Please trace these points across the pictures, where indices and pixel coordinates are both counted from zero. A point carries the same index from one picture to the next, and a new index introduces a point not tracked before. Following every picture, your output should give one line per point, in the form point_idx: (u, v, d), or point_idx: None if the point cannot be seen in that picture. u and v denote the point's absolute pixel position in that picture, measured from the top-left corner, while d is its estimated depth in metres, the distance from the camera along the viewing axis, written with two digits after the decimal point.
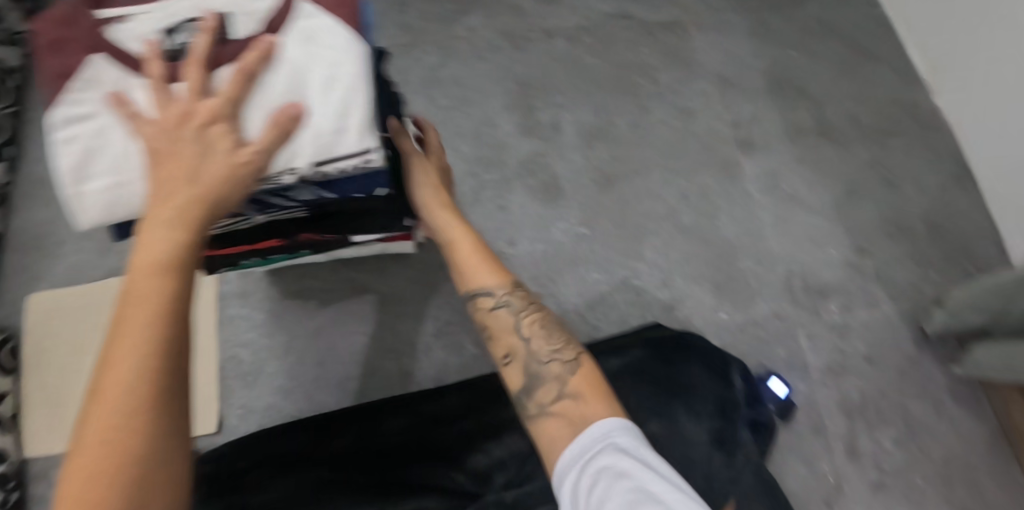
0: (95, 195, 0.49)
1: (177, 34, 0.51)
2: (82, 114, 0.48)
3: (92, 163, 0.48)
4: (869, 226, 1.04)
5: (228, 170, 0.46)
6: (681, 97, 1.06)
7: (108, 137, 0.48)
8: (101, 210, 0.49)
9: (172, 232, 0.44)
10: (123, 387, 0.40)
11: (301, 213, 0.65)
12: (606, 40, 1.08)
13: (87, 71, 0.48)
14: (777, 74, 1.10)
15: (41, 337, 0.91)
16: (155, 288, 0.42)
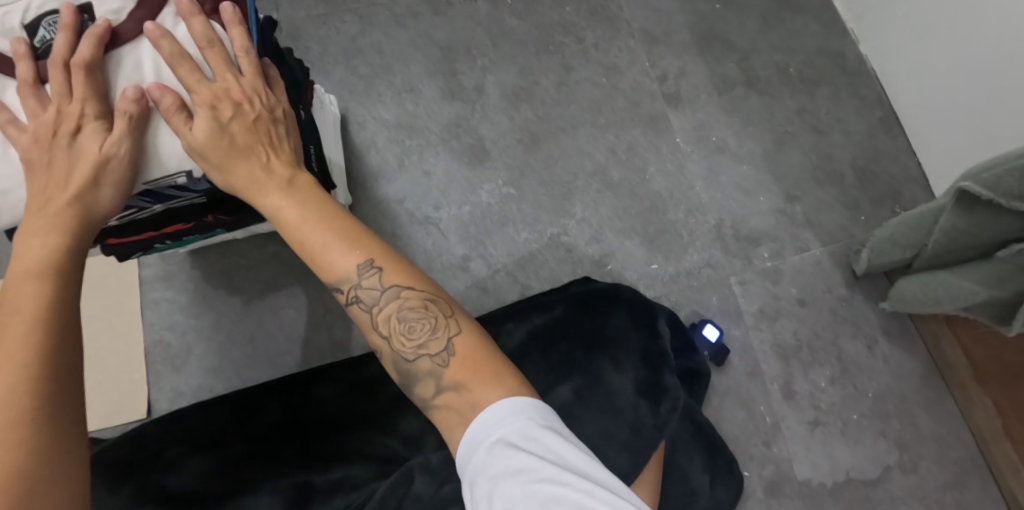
0: None
1: (40, 31, 0.51)
2: None
3: None
4: (801, 172, 1.04)
5: (97, 167, 0.48)
6: (606, 54, 1.06)
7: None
8: None
9: (49, 237, 0.46)
10: (2, 391, 0.39)
11: (201, 199, 0.62)
12: (527, 0, 1.07)
13: None
14: (702, 25, 1.09)
15: None
16: (30, 291, 0.43)
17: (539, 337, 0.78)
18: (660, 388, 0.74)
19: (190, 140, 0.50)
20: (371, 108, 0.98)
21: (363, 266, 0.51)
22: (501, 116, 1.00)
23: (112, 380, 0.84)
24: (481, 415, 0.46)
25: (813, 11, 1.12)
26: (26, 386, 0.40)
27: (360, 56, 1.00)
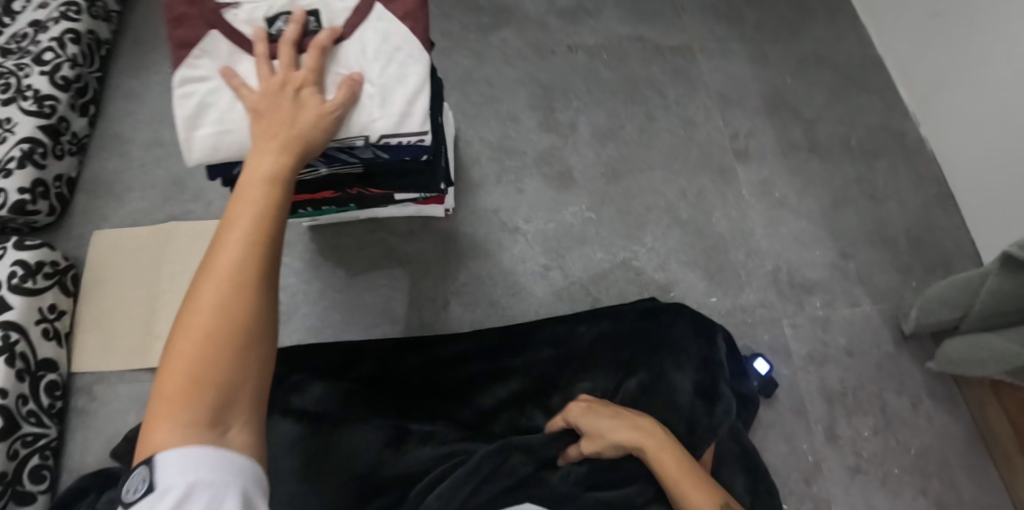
0: (203, 139, 0.68)
1: (276, 23, 0.70)
2: (201, 77, 0.68)
3: (205, 114, 0.68)
4: (854, 233, 1.13)
5: (316, 118, 0.64)
6: (685, 110, 1.18)
7: (215, 98, 0.68)
8: (205, 150, 0.68)
9: (277, 159, 0.60)
10: (234, 265, 0.52)
11: (357, 168, 0.84)
12: (621, 56, 1.21)
13: (207, 44, 0.68)
14: (773, 94, 1.20)
15: (100, 269, 1.04)
16: (261, 195, 0.57)
17: (604, 338, 0.92)
18: (713, 393, 0.83)
19: None
20: (476, 131, 1.14)
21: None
22: (588, 152, 1.14)
23: None
24: None
25: (878, 91, 1.22)
26: (251, 266, 0.53)
27: (473, 86, 1.17)
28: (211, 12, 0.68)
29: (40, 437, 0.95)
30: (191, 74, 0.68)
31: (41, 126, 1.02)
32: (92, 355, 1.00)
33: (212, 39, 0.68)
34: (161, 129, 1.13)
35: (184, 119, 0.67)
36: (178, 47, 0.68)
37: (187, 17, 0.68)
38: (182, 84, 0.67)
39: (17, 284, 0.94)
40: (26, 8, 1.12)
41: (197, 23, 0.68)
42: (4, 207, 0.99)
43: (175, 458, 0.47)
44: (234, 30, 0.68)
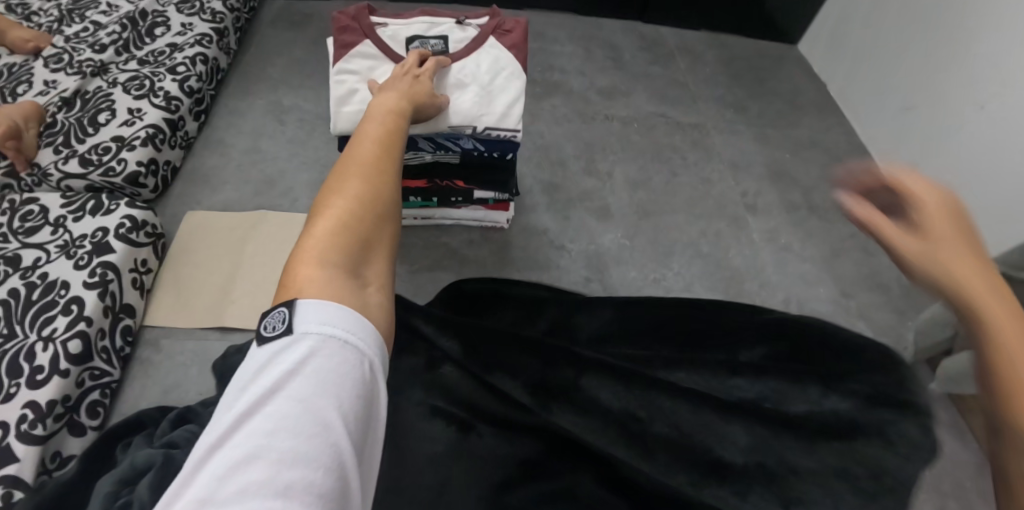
0: (346, 114, 0.91)
1: (414, 44, 0.96)
2: (353, 71, 0.93)
3: (351, 96, 0.92)
4: (852, 278, 1.29)
5: (425, 92, 0.83)
6: (703, 171, 1.40)
7: (361, 86, 0.92)
8: (346, 122, 0.91)
9: (398, 102, 0.74)
10: (374, 150, 0.62)
11: (453, 157, 1.01)
12: (649, 127, 1.47)
13: (361, 48, 0.94)
14: (774, 168, 1.46)
15: (188, 243, 1.17)
16: (390, 117, 0.69)
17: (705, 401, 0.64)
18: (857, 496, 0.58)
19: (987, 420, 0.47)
20: (529, 167, 1.33)
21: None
22: (623, 192, 1.32)
23: None
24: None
25: None
26: (390, 154, 0.63)
27: (527, 136, 1.39)
28: (368, 27, 0.96)
29: (105, 374, 0.98)
30: (346, 68, 0.93)
31: (165, 118, 1.24)
32: (167, 311, 1.08)
33: (366, 46, 0.95)
34: (259, 139, 1.33)
35: (335, 97, 0.91)
36: (340, 49, 0.95)
37: (349, 28, 0.96)
38: (338, 74, 0.93)
39: (124, 234, 1.06)
40: (164, 33, 1.38)
41: (357, 33, 0.95)
42: (121, 175, 1.15)
43: (316, 303, 0.47)
44: (382, 43, 0.95)
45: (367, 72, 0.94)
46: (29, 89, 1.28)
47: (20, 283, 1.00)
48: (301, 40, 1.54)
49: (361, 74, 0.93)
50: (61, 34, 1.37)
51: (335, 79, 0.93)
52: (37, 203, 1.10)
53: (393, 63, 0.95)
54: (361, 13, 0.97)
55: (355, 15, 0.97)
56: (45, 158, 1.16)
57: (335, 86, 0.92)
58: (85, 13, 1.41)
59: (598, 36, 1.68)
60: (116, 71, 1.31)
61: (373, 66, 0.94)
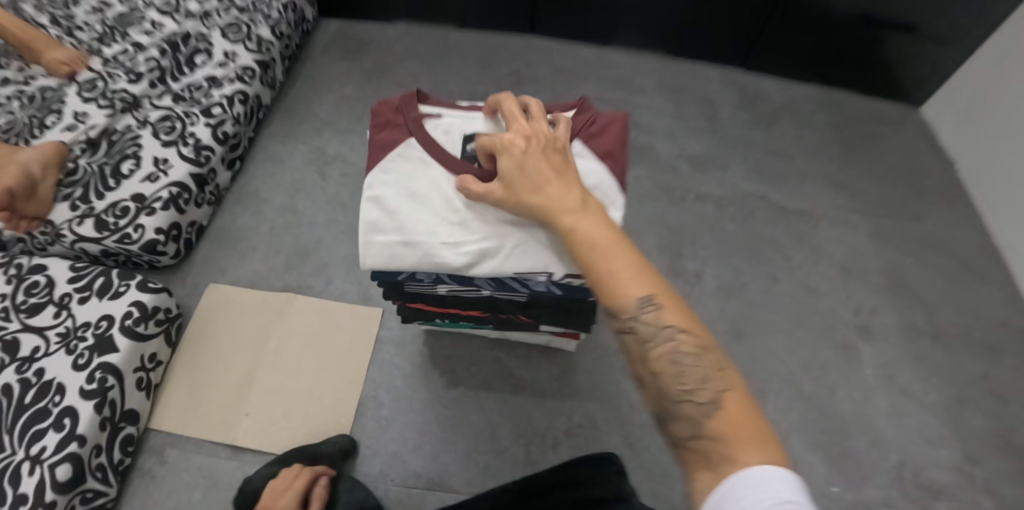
0: (379, 247, 0.72)
1: (471, 142, 0.76)
2: (390, 182, 0.74)
3: (386, 221, 0.72)
4: (981, 437, 1.05)
5: None
6: (809, 277, 1.17)
7: (400, 205, 0.73)
8: (378, 257, 0.72)
9: None
10: None
11: (520, 297, 0.79)
12: (747, 212, 1.24)
13: (402, 149, 0.76)
14: (893, 275, 1.22)
15: (206, 325, 1.04)
16: None
17: None
18: None
19: (677, 373, 0.58)
20: None
21: (647, 301, 0.58)
22: (709, 304, 1.12)
23: (327, 412, 0.96)
24: (754, 470, 0.51)
25: (1000, 286, 1.24)
26: None
27: None
28: (414, 120, 0.78)
29: (100, 495, 0.88)
30: (382, 180, 0.74)
31: (193, 173, 1.09)
32: (176, 415, 0.96)
33: (409, 146, 0.76)
34: (297, 196, 1.17)
35: (365, 221, 0.73)
36: (377, 149, 0.76)
37: (391, 123, 0.78)
38: (372, 190, 0.74)
39: (129, 326, 0.93)
40: (205, 63, 1.22)
41: (400, 129, 0.78)
42: (137, 243, 1.02)
43: None
44: (430, 142, 0.76)
45: (407, 182, 0.74)
46: (58, 120, 1.13)
47: (15, 378, 0.89)
48: (353, 74, 1.36)
49: (399, 185, 0.74)
50: (98, 55, 1.22)
51: (367, 195, 0.74)
52: (43, 273, 0.97)
53: (444, 168, 0.75)
54: (406, 101, 0.80)
55: (400, 106, 0.79)
56: (60, 215, 1.03)
57: (368, 205, 0.73)
58: (127, 30, 1.25)
59: (690, 87, 1.44)
60: (149, 107, 1.16)
61: (414, 173, 0.75)
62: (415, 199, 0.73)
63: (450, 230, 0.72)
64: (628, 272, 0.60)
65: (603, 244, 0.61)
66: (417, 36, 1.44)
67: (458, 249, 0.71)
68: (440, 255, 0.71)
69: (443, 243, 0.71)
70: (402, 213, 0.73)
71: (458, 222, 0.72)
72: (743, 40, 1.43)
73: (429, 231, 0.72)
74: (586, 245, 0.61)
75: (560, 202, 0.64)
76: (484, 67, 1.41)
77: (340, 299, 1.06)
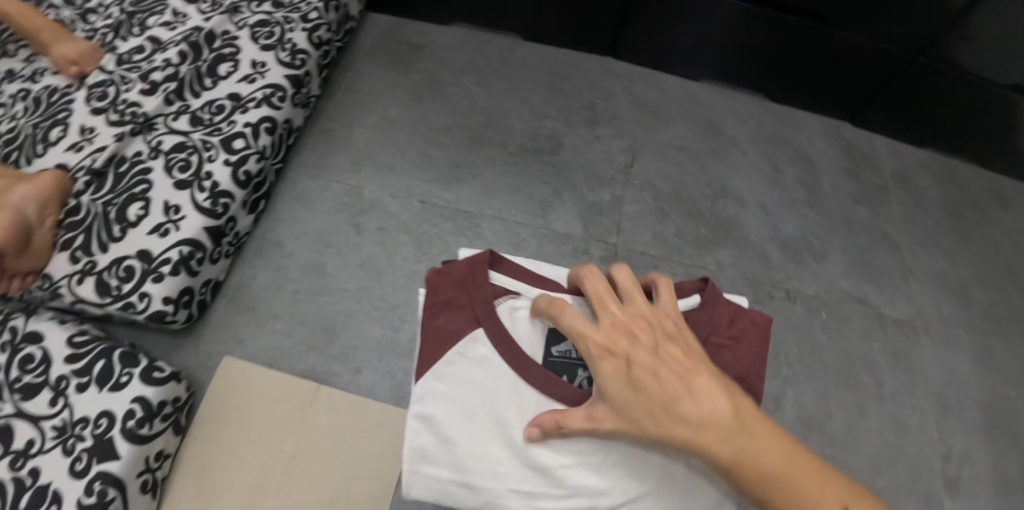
0: (431, 481, 0.60)
1: (558, 345, 0.67)
2: (450, 394, 0.62)
3: (444, 450, 0.61)
4: None
5: None
6: (899, 410, 1.03)
7: (461, 427, 0.61)
8: (430, 493, 0.61)
9: None
10: None
11: None
12: (841, 319, 1.08)
13: (470, 349, 0.64)
14: (993, 412, 1.06)
15: (220, 410, 0.89)
16: None
17: None
18: None
19: None
20: None
21: None
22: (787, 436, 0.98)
23: None
24: None
25: None
26: None
27: None
28: (484, 308, 0.65)
29: None
30: (441, 390, 0.62)
31: (207, 227, 0.93)
32: None
33: (477, 343, 0.64)
34: (325, 253, 1.01)
35: (411, 447, 0.61)
36: (433, 341, 0.64)
37: (456, 308, 0.66)
38: (427, 404, 0.62)
39: (131, 428, 0.80)
40: (229, 74, 1.03)
41: (467, 317, 0.65)
42: (142, 313, 0.88)
43: None
44: (503, 345, 0.64)
45: (466, 398, 0.62)
46: (64, 133, 0.97)
47: (7, 474, 0.77)
48: (398, 90, 1.15)
49: (456, 403, 0.62)
50: (112, 50, 1.05)
51: (415, 410, 0.62)
52: (39, 345, 0.84)
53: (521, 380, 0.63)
54: (474, 271, 0.67)
55: (468, 285, 0.66)
56: (59, 268, 0.89)
57: (415, 424, 0.61)
58: (146, 20, 1.07)
59: (791, 141, 1.22)
60: (163, 129, 0.98)
61: (477, 387, 0.62)
62: (478, 426, 0.61)
63: (522, 476, 0.60)
64: (811, 493, 0.52)
65: (771, 467, 0.52)
66: (478, 46, 1.22)
67: (532, 503, 0.60)
68: (508, 506, 0.60)
69: (512, 492, 0.60)
70: (460, 443, 0.61)
71: (531, 469, 0.60)
72: (855, 92, 1.23)
73: (497, 474, 0.60)
74: (754, 471, 0.52)
75: (711, 430, 0.52)
76: (553, 93, 1.18)
77: (369, 392, 0.92)
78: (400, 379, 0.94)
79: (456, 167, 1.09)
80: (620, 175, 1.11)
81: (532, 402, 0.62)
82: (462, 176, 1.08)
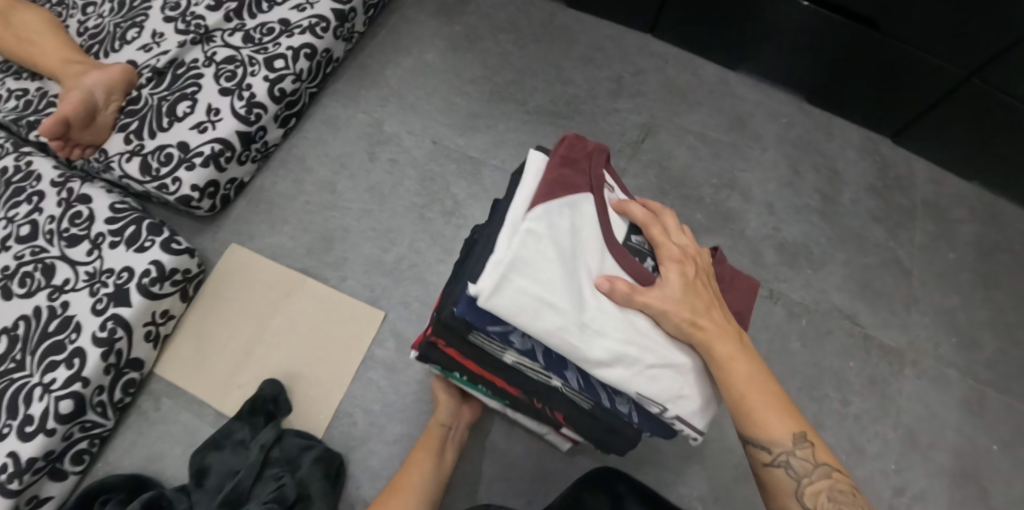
0: (515, 289, 0.59)
1: (634, 235, 0.69)
2: (554, 225, 0.62)
3: (540, 269, 0.60)
4: None
5: (455, 422, 0.90)
6: (861, 434, 1.02)
7: (553, 252, 0.61)
8: (508, 300, 0.59)
9: (441, 413, 0.89)
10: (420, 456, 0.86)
11: (586, 402, 0.66)
12: (821, 332, 1.06)
13: (577, 199, 0.64)
14: (967, 460, 1.02)
15: (222, 285, 1.02)
16: (429, 441, 0.87)
17: None
18: None
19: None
20: None
21: (801, 438, 0.65)
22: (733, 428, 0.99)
23: (311, 410, 0.95)
24: None
25: None
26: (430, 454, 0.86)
27: None
28: (596, 175, 0.67)
29: (97, 426, 0.91)
30: (548, 220, 0.62)
31: (239, 131, 1.04)
32: (180, 366, 0.98)
33: (584, 200, 0.65)
34: (341, 173, 1.10)
35: (517, 256, 0.59)
36: (551, 183, 0.64)
37: (575, 165, 0.66)
38: (533, 223, 0.61)
39: (145, 284, 0.94)
40: (284, 2, 1.13)
41: (581, 175, 0.66)
42: (173, 195, 1.01)
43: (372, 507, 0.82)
44: (604, 210, 0.66)
45: (567, 237, 0.62)
46: (137, 35, 1.13)
47: (44, 303, 0.93)
48: (439, 38, 1.23)
49: (562, 235, 0.61)
50: None
51: (526, 226, 0.61)
52: (86, 205, 0.99)
53: (607, 245, 0.65)
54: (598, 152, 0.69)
55: (589, 154, 0.68)
56: (114, 146, 1.04)
57: (523, 238, 0.60)
58: None
59: (819, 147, 1.20)
60: (220, 42, 1.11)
61: (573, 232, 0.63)
62: (569, 261, 0.61)
63: (598, 317, 0.61)
64: (780, 412, 0.65)
65: (755, 375, 0.64)
66: (524, 7, 1.27)
67: (595, 341, 0.60)
68: (575, 339, 0.60)
69: (584, 325, 0.60)
70: (554, 267, 0.60)
71: (606, 314, 0.62)
72: (901, 108, 1.17)
73: (578, 304, 0.60)
74: (740, 385, 0.64)
75: (721, 331, 0.64)
76: (584, 62, 1.22)
77: (349, 297, 1.01)
78: (379, 292, 1.01)
79: (474, 117, 1.15)
80: (628, 150, 1.14)
81: (611, 266, 0.64)
82: (477, 126, 1.14)
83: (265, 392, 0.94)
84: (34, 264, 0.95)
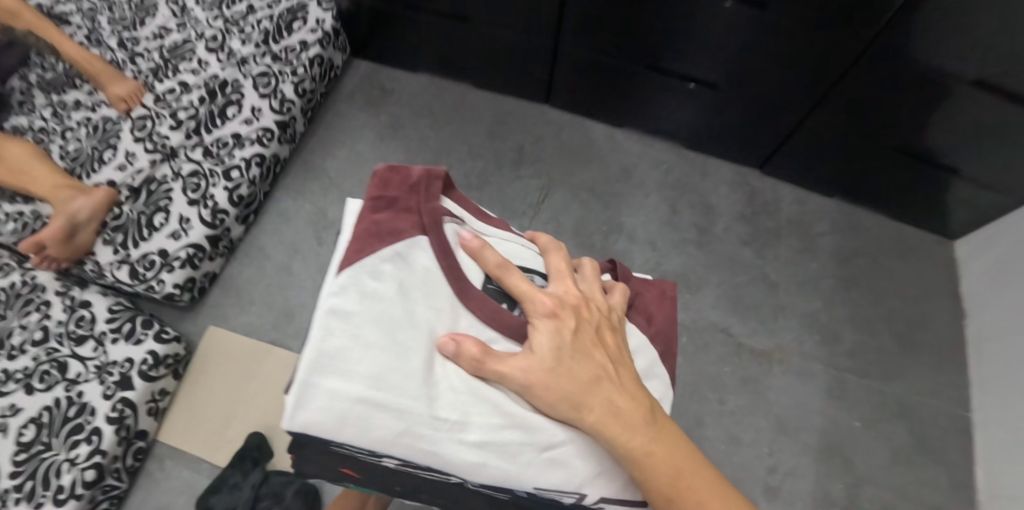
0: (321, 390, 0.63)
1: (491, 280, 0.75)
2: (368, 298, 0.66)
3: (351, 359, 0.64)
4: None
5: None
6: (737, 426, 1.24)
7: (365, 337, 0.65)
8: (321, 404, 0.63)
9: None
10: None
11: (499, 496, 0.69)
12: (700, 345, 1.30)
13: (412, 240, 0.72)
14: (830, 437, 1.25)
15: (206, 359, 1.25)
16: None
17: None
18: None
19: None
20: None
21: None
22: None
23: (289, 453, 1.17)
24: None
25: (951, 470, 1.22)
26: None
27: None
28: (430, 216, 0.74)
29: (114, 488, 1.14)
30: (360, 300, 0.66)
31: (208, 235, 1.27)
32: (178, 430, 1.21)
33: (417, 242, 0.72)
34: (295, 257, 1.33)
35: (320, 355, 0.63)
36: (374, 234, 0.71)
37: (401, 211, 0.74)
38: (335, 305, 0.65)
39: (144, 371, 1.17)
40: (234, 117, 1.37)
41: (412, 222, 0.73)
42: (159, 294, 1.24)
43: None
44: (450, 254, 0.72)
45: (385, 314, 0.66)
46: (111, 156, 1.34)
47: (61, 395, 1.15)
48: (369, 129, 1.47)
49: (376, 310, 0.66)
50: (152, 88, 1.40)
51: (332, 306, 0.65)
52: (88, 309, 1.22)
53: (462, 292, 0.71)
54: (425, 179, 0.77)
55: (419, 184, 0.76)
56: (103, 257, 1.26)
57: (328, 317, 0.65)
58: (178, 66, 1.42)
59: (694, 187, 1.44)
60: (184, 158, 1.34)
61: (418, 287, 0.69)
62: (393, 347, 0.65)
63: (443, 401, 0.65)
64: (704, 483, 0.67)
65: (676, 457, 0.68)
66: (438, 94, 1.51)
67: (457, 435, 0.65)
68: (417, 429, 0.64)
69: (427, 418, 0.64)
70: (369, 353, 0.64)
71: (455, 394, 0.66)
72: (762, 147, 1.41)
73: (407, 396, 0.64)
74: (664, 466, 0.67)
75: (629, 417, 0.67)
76: (491, 137, 1.46)
77: None
78: None
79: None
80: (531, 210, 1.38)
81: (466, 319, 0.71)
82: None
83: (250, 444, 1.16)
84: (49, 363, 1.17)
